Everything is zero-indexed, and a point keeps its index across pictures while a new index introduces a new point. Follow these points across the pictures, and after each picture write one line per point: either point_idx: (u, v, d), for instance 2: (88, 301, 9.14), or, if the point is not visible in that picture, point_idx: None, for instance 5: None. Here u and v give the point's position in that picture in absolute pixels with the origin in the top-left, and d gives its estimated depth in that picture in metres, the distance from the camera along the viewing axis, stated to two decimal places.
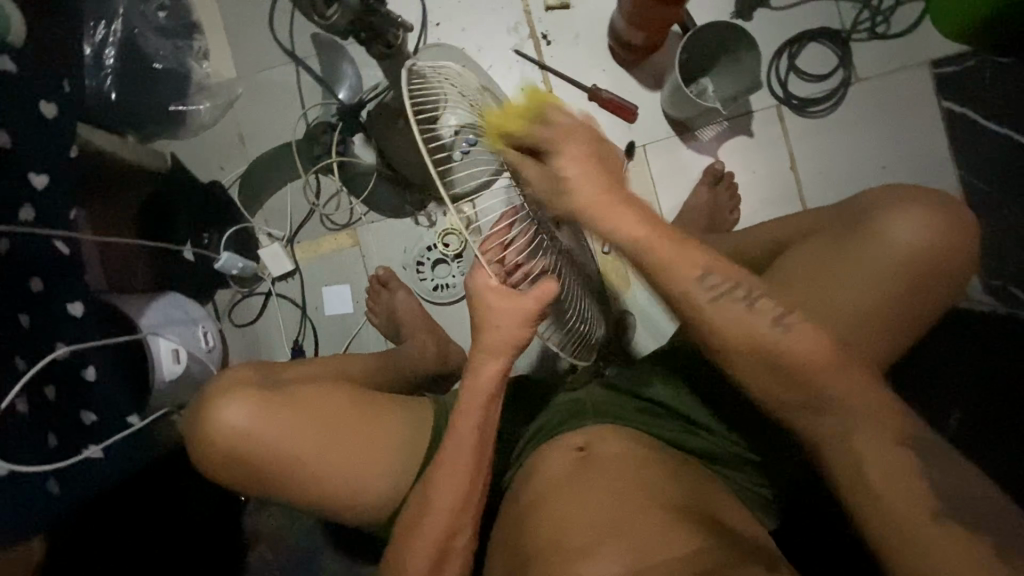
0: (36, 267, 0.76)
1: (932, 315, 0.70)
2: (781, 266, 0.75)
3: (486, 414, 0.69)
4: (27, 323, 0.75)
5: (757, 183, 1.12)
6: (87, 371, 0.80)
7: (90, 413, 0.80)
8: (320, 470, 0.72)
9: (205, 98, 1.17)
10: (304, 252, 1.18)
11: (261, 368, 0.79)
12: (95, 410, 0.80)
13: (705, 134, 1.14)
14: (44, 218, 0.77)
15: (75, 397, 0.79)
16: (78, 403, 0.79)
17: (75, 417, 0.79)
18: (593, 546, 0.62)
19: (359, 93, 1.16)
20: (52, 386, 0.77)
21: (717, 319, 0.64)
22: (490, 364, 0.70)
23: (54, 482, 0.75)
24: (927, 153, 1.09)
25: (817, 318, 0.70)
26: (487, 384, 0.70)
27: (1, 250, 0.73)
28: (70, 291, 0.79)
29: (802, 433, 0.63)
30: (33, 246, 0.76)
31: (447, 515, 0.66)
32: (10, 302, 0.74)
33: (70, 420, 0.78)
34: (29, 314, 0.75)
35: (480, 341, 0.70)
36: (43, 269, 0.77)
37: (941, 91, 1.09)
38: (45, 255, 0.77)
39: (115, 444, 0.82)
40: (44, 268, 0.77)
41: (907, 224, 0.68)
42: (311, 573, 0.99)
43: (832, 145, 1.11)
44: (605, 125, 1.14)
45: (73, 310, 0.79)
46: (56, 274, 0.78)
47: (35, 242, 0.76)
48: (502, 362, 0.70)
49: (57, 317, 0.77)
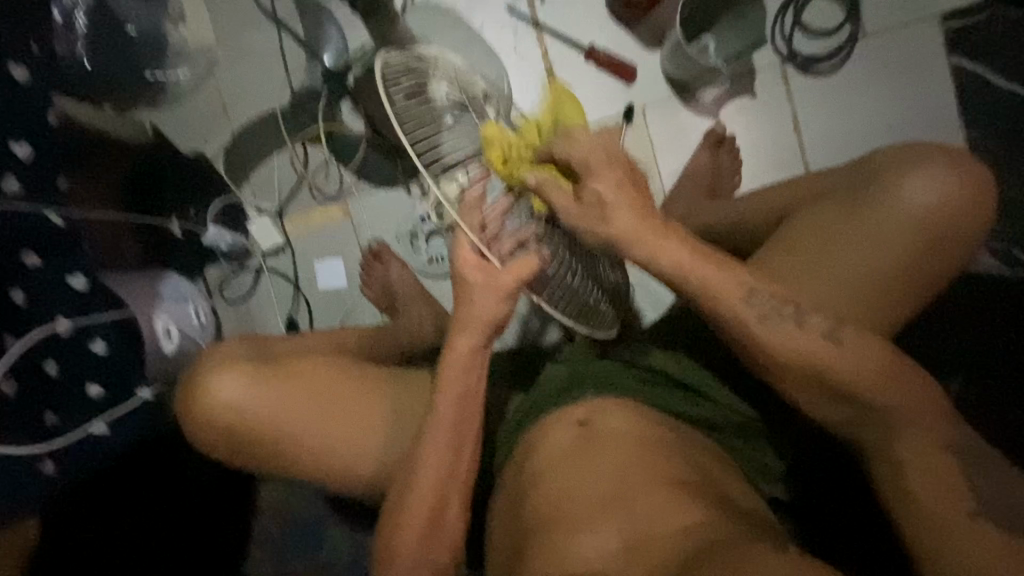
0: (29, 240, 0.77)
1: (937, 281, 0.68)
2: (787, 229, 0.74)
3: (467, 382, 0.68)
4: (21, 300, 0.76)
5: (758, 146, 1.09)
6: (93, 345, 0.83)
7: (94, 385, 0.83)
8: (316, 449, 0.71)
9: (182, 64, 1.12)
10: (295, 225, 1.15)
11: (251, 343, 0.77)
12: (100, 382, 0.84)
13: (706, 96, 1.10)
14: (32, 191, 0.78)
15: (76, 371, 0.81)
16: (81, 377, 0.81)
17: (77, 390, 0.81)
18: (591, 518, 0.62)
19: (344, 58, 1.10)
20: (52, 361, 0.78)
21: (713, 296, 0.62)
22: (465, 326, 0.68)
23: (48, 462, 0.80)
24: (934, 112, 1.05)
25: (815, 285, 0.68)
26: (461, 367, 0.68)
27: None
28: (71, 265, 0.81)
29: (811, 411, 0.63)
30: (27, 220, 0.77)
31: (436, 485, 0.66)
32: (4, 279, 0.74)
33: (71, 397, 0.81)
34: (20, 291, 0.76)
35: (457, 319, 0.68)
36: (38, 243, 0.77)
37: (951, 46, 1.05)
38: (36, 228, 0.78)
39: (121, 418, 0.87)
40: (41, 243, 0.78)
41: (917, 185, 0.66)
42: (315, 543, 0.99)
43: (836, 105, 1.08)
44: (603, 87, 1.10)
45: (76, 284, 0.81)
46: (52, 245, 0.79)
47: (26, 217, 0.77)
48: (480, 340, 0.68)
49: (61, 290, 0.79)
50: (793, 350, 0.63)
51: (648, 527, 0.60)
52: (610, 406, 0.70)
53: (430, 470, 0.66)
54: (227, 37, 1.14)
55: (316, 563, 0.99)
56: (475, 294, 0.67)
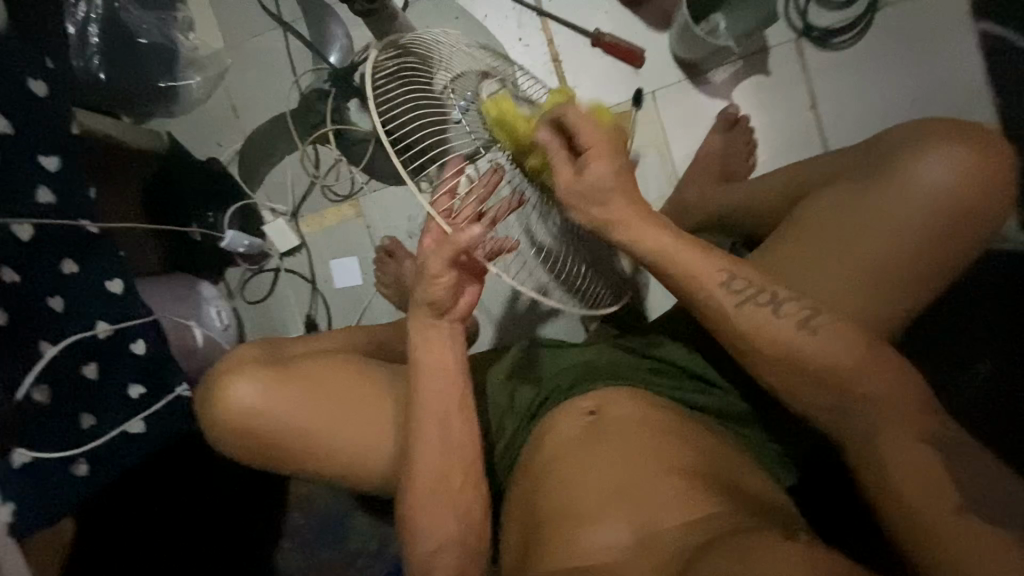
0: (65, 251, 0.77)
1: (957, 261, 0.65)
2: (802, 211, 0.71)
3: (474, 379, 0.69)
4: (58, 307, 0.76)
5: (773, 127, 1.06)
6: (134, 345, 0.83)
7: (134, 386, 0.83)
8: (330, 449, 0.72)
9: (195, 72, 1.14)
10: (309, 226, 1.17)
11: (267, 346, 0.78)
12: (139, 384, 0.84)
13: (717, 77, 1.07)
14: (64, 204, 0.78)
15: (114, 372, 0.81)
16: (120, 378, 0.81)
17: (116, 391, 0.81)
18: (603, 512, 0.61)
19: (351, 55, 1.12)
20: (92, 363, 0.78)
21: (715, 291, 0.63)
22: (459, 322, 0.70)
23: (82, 464, 0.77)
24: (960, 81, 1.00)
25: (829, 268, 0.66)
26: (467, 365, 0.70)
27: (26, 238, 0.73)
28: (104, 269, 0.82)
29: (825, 402, 0.61)
30: (57, 232, 0.77)
31: (449, 482, 0.67)
32: (41, 286, 0.74)
33: (108, 399, 0.80)
34: (59, 297, 0.76)
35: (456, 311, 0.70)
36: (74, 250, 0.78)
37: (977, 12, 1.00)
38: (72, 237, 0.78)
39: (158, 415, 0.86)
40: (73, 249, 0.78)
41: (936, 161, 0.63)
42: (340, 534, 1.02)
43: (855, 80, 1.03)
44: (610, 72, 1.08)
45: (112, 288, 0.82)
46: (86, 256, 0.80)
47: (59, 228, 0.77)
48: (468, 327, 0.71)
49: (97, 296, 0.80)
50: (807, 335, 0.61)
51: (657, 519, 0.60)
52: (622, 399, 0.70)
53: (442, 465, 0.67)
54: (236, 42, 1.16)
55: (341, 556, 1.02)
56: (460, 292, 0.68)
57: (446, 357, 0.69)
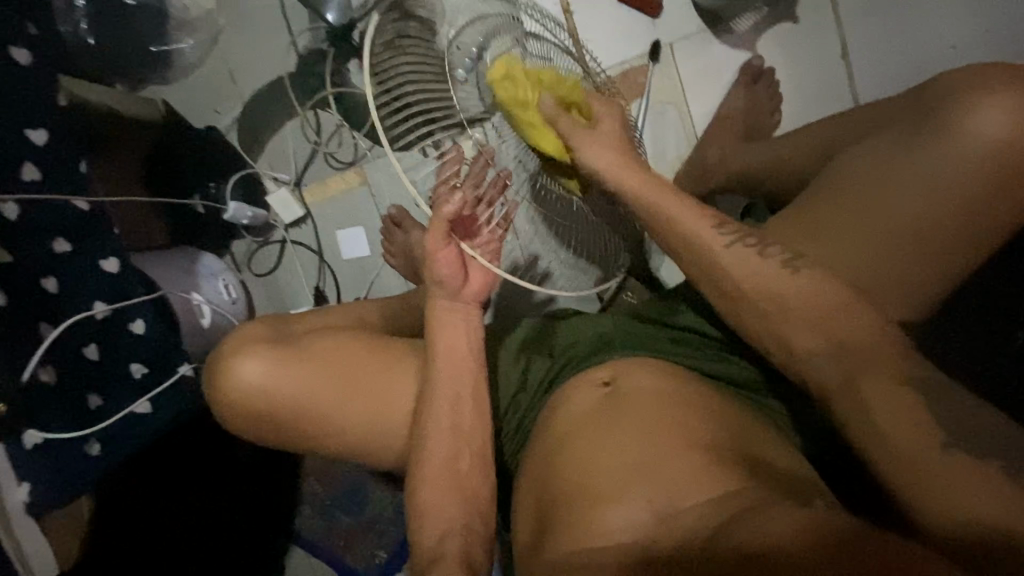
0: (57, 229, 0.76)
1: (1011, 223, 0.58)
2: (832, 169, 0.66)
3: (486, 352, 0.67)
4: (52, 288, 0.76)
5: (799, 79, 0.99)
6: (133, 325, 0.84)
7: (138, 366, 0.84)
8: (340, 426, 0.70)
9: (187, 35, 1.05)
10: (313, 194, 1.13)
11: (271, 325, 0.76)
12: (143, 363, 0.84)
13: (741, 25, 0.99)
14: (52, 180, 0.76)
15: (118, 351, 0.82)
16: (123, 357, 0.82)
17: (120, 370, 0.82)
18: (623, 489, 0.58)
19: (349, 13, 1.02)
20: (93, 344, 0.79)
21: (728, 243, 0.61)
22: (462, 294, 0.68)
23: (94, 445, 0.79)
24: (1008, 24, 0.92)
25: (858, 230, 0.62)
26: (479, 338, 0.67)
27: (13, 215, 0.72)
28: (99, 249, 0.80)
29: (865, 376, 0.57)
30: (48, 209, 0.75)
31: (459, 458, 0.64)
32: (33, 267, 0.74)
33: (114, 377, 0.81)
34: (53, 277, 0.76)
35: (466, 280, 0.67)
36: (66, 229, 0.77)
37: None
38: (63, 215, 0.77)
39: (165, 394, 0.86)
40: (66, 228, 0.77)
41: (990, 111, 0.57)
42: (360, 499, 1.03)
43: (890, 26, 0.95)
44: (626, 24, 1.02)
45: (107, 267, 0.81)
46: (80, 231, 0.79)
47: (48, 205, 0.76)
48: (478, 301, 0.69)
49: (92, 275, 0.80)
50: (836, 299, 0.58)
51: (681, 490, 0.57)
52: (640, 370, 0.67)
53: (454, 441, 0.65)
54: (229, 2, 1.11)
55: (359, 521, 1.03)
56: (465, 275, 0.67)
57: (453, 330, 0.68)
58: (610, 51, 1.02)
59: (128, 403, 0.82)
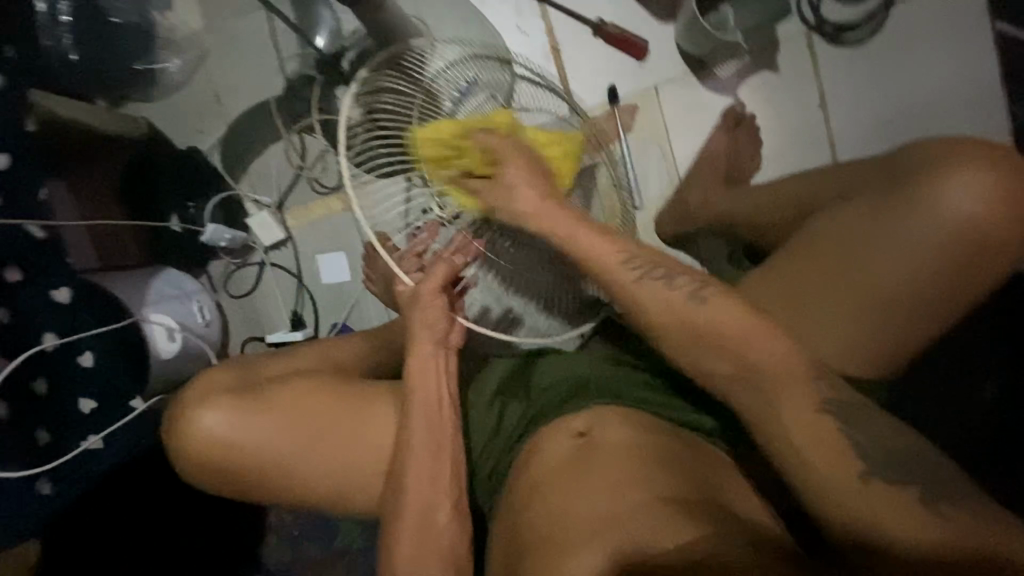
0: (9, 257, 0.77)
1: (979, 294, 0.61)
2: (810, 229, 0.68)
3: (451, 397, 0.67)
4: (3, 317, 0.76)
5: (778, 127, 1.02)
6: (81, 358, 0.83)
7: (88, 401, 0.83)
8: (309, 470, 0.68)
9: (173, 54, 1.06)
10: (294, 219, 1.12)
11: (239, 369, 0.73)
12: (93, 398, 0.84)
13: (723, 71, 1.02)
14: (9, 206, 0.78)
15: (70, 387, 0.82)
16: (75, 392, 0.82)
17: (70, 406, 0.82)
18: (591, 538, 0.57)
19: (340, 40, 1.05)
20: (42, 379, 0.79)
21: (702, 290, 0.62)
22: (443, 332, 0.69)
23: (45, 484, 0.78)
24: (976, 84, 0.96)
25: (834, 295, 0.63)
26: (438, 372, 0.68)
27: None
28: (51, 279, 0.81)
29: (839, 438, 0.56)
30: (1, 238, 0.76)
31: (427, 503, 0.63)
32: None
33: (66, 413, 0.81)
34: (3, 308, 0.76)
35: (427, 311, 0.69)
36: (16, 258, 0.77)
37: (994, 11, 0.95)
38: (18, 242, 0.78)
39: (116, 432, 0.85)
40: (17, 257, 0.78)
41: (961, 184, 0.58)
42: (323, 542, 0.99)
43: (865, 77, 0.99)
44: (612, 65, 1.03)
45: (59, 297, 0.81)
46: (32, 260, 0.79)
47: (5, 233, 0.77)
48: (441, 332, 0.69)
49: (47, 305, 0.80)
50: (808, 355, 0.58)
51: (649, 536, 0.56)
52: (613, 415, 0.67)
53: (424, 486, 0.63)
54: (219, 24, 1.10)
55: None
56: (449, 320, 0.70)
57: (423, 369, 0.67)
58: (595, 90, 1.04)
59: (80, 439, 0.82)
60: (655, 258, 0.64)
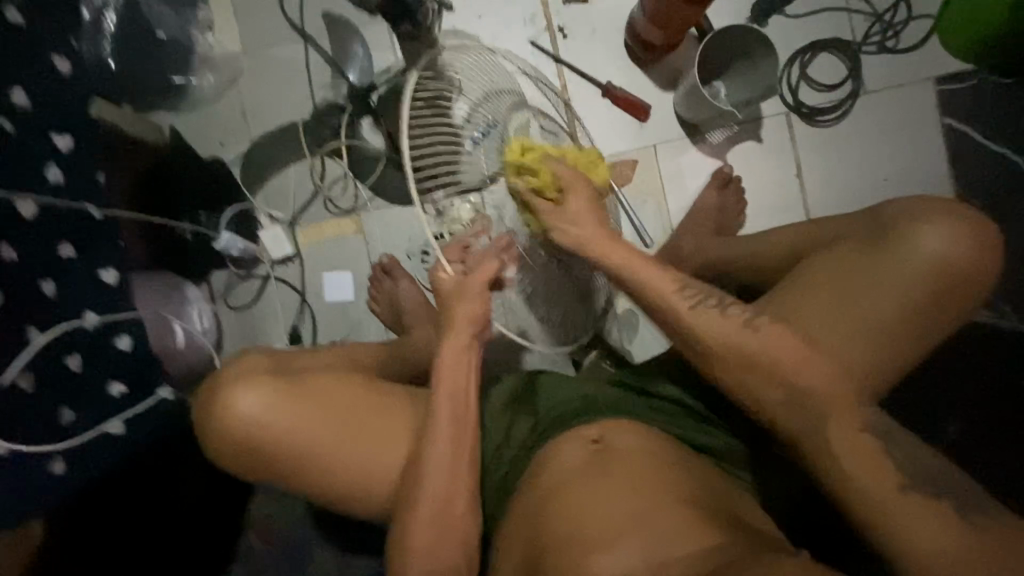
0: (66, 232, 0.76)
1: (942, 330, 0.70)
2: (805, 267, 0.76)
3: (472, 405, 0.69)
4: (50, 292, 0.73)
5: (761, 189, 1.14)
6: (120, 341, 0.82)
7: (117, 385, 0.81)
8: (326, 468, 0.69)
9: (208, 71, 1.13)
10: (306, 236, 1.15)
11: (272, 356, 0.74)
12: (123, 382, 0.82)
13: (715, 137, 1.15)
14: (71, 184, 0.78)
15: (100, 368, 0.78)
16: (105, 375, 0.79)
17: (100, 388, 0.78)
18: (613, 539, 0.60)
19: (370, 76, 1.14)
20: (75, 356, 0.75)
21: (709, 316, 0.69)
22: (476, 335, 0.73)
23: (59, 463, 0.73)
24: (927, 168, 1.11)
25: (830, 324, 0.70)
26: (461, 379, 0.71)
27: (28, 214, 0.72)
28: (100, 258, 0.81)
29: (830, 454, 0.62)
30: (61, 213, 0.76)
31: (443, 500, 0.65)
32: (34, 269, 0.72)
33: (93, 395, 0.77)
34: (51, 281, 0.73)
35: (452, 322, 0.73)
36: (73, 234, 0.77)
37: (942, 109, 1.12)
38: (76, 220, 0.78)
39: (138, 417, 0.85)
40: (74, 234, 0.78)
41: (933, 235, 0.69)
42: (301, 563, 0.96)
43: (835, 154, 1.13)
44: (619, 122, 1.15)
45: (107, 278, 0.81)
46: (82, 237, 0.78)
47: (65, 210, 0.77)
48: (466, 339, 0.73)
49: (93, 284, 0.78)
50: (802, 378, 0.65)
51: (667, 537, 0.59)
52: (624, 429, 0.71)
53: (441, 484, 0.65)
54: (254, 48, 1.16)
55: None
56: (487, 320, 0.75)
57: (448, 375, 0.70)
58: (602, 142, 1.15)
59: (101, 424, 0.79)
60: (669, 284, 0.71)
